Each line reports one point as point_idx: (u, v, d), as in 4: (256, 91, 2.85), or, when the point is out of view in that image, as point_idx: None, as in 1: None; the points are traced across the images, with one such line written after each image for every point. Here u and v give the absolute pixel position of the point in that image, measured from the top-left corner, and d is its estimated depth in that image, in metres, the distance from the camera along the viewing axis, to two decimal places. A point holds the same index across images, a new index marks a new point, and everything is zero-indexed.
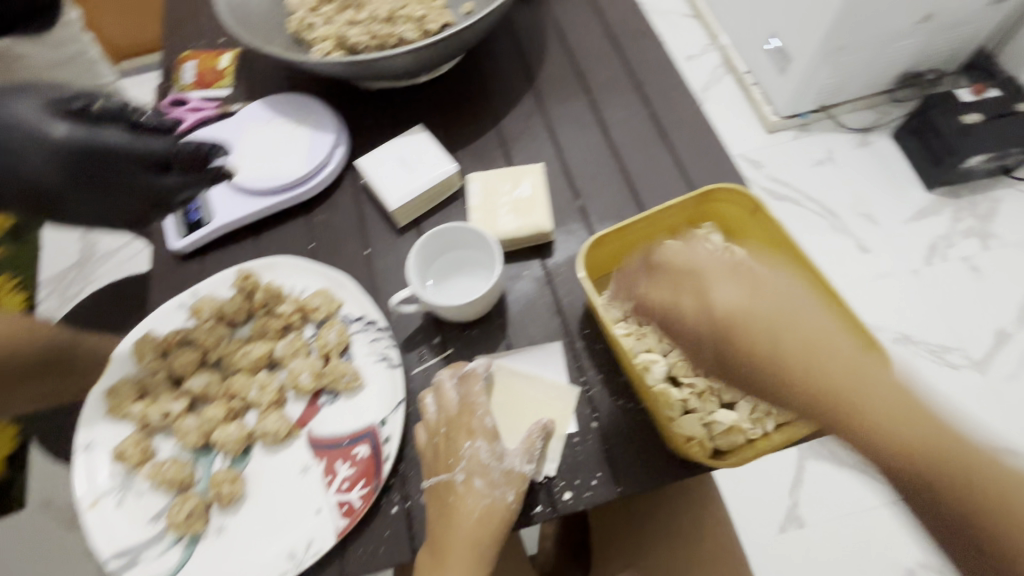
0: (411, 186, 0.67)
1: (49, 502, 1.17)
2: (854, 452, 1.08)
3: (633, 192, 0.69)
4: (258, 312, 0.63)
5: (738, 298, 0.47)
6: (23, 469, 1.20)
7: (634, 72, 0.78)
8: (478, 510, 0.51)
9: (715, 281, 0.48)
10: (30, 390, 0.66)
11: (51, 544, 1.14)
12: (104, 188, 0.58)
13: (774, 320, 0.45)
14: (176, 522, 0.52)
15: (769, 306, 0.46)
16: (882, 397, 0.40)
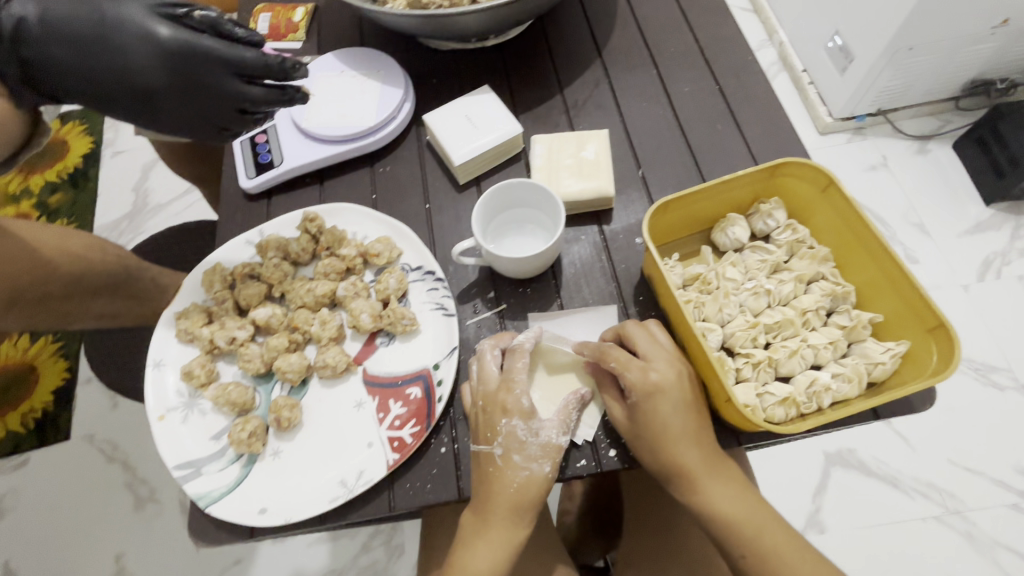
0: (476, 144, 0.68)
1: (90, 436, 1.23)
2: (883, 463, 1.05)
3: (696, 165, 0.69)
4: (322, 254, 0.65)
5: (665, 407, 0.50)
6: (68, 403, 1.26)
7: (703, 47, 0.77)
8: (515, 483, 0.51)
9: (659, 401, 0.50)
10: (104, 306, 0.71)
11: (89, 475, 1.20)
12: (195, 98, 0.57)
13: (674, 440, 0.49)
14: (239, 440, 0.55)
15: (676, 423, 0.50)
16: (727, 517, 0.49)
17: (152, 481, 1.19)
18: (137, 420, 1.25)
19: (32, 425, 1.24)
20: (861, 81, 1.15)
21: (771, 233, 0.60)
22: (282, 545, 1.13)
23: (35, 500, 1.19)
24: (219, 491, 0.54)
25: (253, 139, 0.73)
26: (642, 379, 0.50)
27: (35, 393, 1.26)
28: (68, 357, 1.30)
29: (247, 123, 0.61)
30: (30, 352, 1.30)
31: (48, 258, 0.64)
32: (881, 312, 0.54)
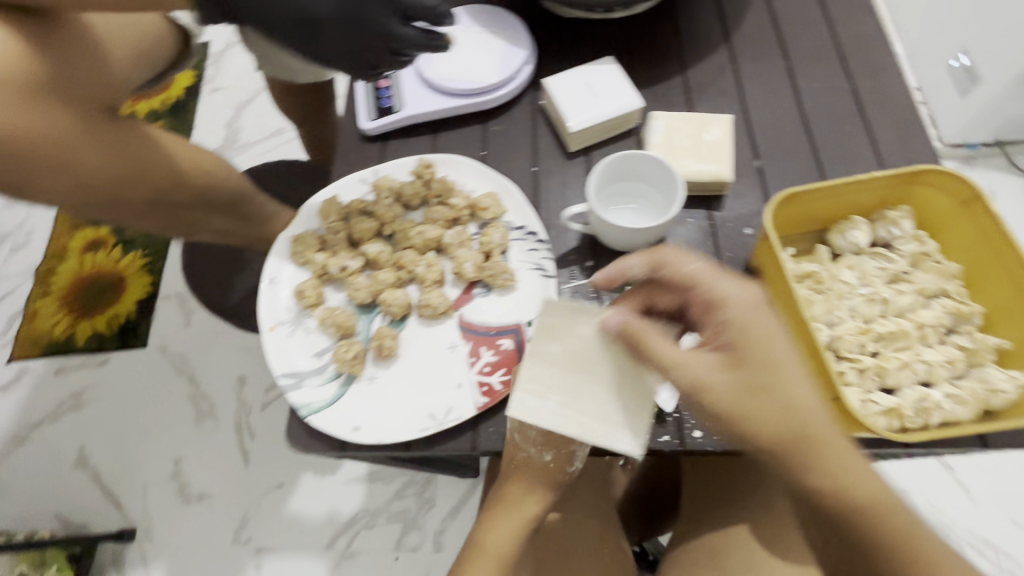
0: (595, 113, 0.68)
1: (164, 348, 1.33)
2: (938, 510, 1.00)
3: (817, 163, 0.67)
4: (431, 201, 0.68)
5: (771, 334, 0.42)
6: (149, 314, 1.36)
7: (839, 43, 0.74)
8: (516, 460, 0.55)
9: (761, 326, 0.43)
10: (219, 224, 0.76)
11: (160, 383, 1.30)
12: (356, 35, 0.57)
13: (787, 375, 0.41)
14: (343, 360, 0.59)
15: (783, 355, 0.42)
16: (861, 478, 0.40)
17: (212, 398, 1.28)
18: (207, 340, 1.33)
19: (114, 328, 1.34)
20: (981, 109, 1.08)
21: (894, 242, 0.57)
22: (322, 477, 1.20)
23: (110, 397, 1.29)
24: (319, 404, 0.57)
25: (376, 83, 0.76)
26: (748, 298, 0.44)
27: (121, 300, 1.37)
28: (152, 273, 1.40)
29: (394, 64, 0.62)
30: (120, 263, 1.41)
31: (186, 169, 0.68)
32: (1008, 339, 0.51)
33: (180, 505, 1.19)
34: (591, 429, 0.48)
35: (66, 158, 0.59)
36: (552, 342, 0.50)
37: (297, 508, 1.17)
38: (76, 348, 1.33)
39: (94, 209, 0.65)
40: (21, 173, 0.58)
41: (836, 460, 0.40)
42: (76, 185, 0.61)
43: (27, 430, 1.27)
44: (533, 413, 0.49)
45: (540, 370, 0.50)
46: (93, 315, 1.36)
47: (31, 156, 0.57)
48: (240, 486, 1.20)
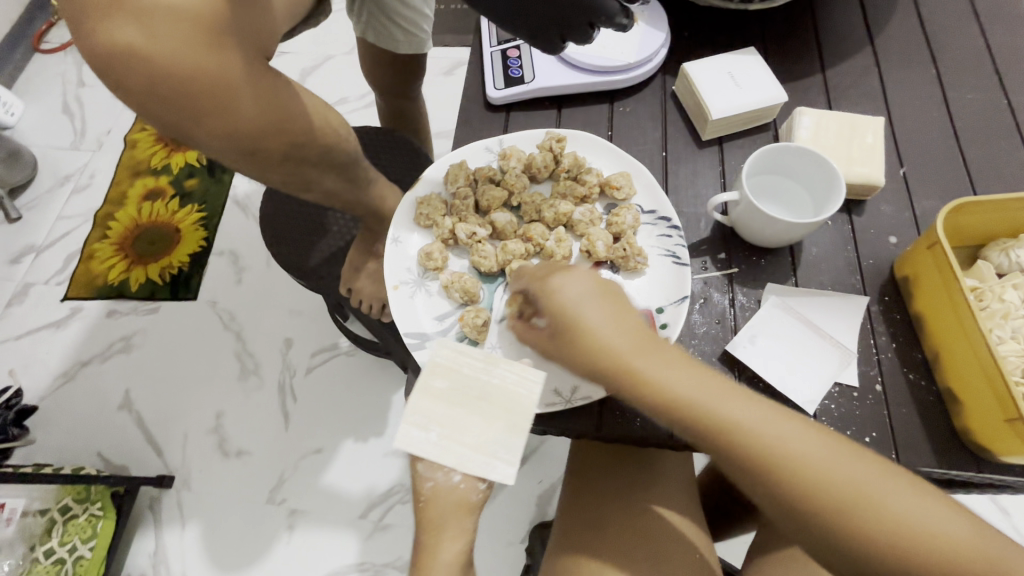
0: (738, 102, 0.66)
1: (214, 302, 1.34)
2: None
3: (968, 178, 0.64)
4: (560, 176, 0.66)
5: (594, 319, 0.48)
6: (200, 266, 1.37)
7: (992, 59, 0.71)
8: (426, 492, 0.55)
9: (580, 309, 0.48)
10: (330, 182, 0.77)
11: (207, 337, 1.31)
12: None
13: (617, 352, 0.46)
14: (472, 327, 0.57)
15: (611, 335, 0.47)
16: (728, 416, 0.43)
17: (258, 357, 1.28)
18: (258, 299, 1.34)
19: (167, 279, 1.36)
20: None
21: None
22: (363, 446, 1.20)
23: (159, 344, 1.30)
24: None
25: (505, 52, 0.74)
26: (565, 296, 0.49)
27: (175, 252, 1.39)
28: (206, 229, 1.41)
29: (584, 38, 0.55)
30: (177, 216, 1.43)
31: (320, 129, 0.69)
32: None
33: (219, 459, 1.19)
34: (468, 462, 0.49)
35: (235, 106, 0.59)
36: (437, 376, 0.51)
37: (335, 475, 1.17)
38: (129, 294, 1.34)
39: (231, 157, 0.66)
40: (186, 112, 0.58)
41: (693, 407, 0.43)
42: (231, 131, 0.61)
43: (75, 367, 1.28)
44: (419, 448, 0.50)
45: (425, 405, 0.50)
46: (146, 264, 1.37)
47: (203, 98, 0.57)
48: (279, 446, 1.19)
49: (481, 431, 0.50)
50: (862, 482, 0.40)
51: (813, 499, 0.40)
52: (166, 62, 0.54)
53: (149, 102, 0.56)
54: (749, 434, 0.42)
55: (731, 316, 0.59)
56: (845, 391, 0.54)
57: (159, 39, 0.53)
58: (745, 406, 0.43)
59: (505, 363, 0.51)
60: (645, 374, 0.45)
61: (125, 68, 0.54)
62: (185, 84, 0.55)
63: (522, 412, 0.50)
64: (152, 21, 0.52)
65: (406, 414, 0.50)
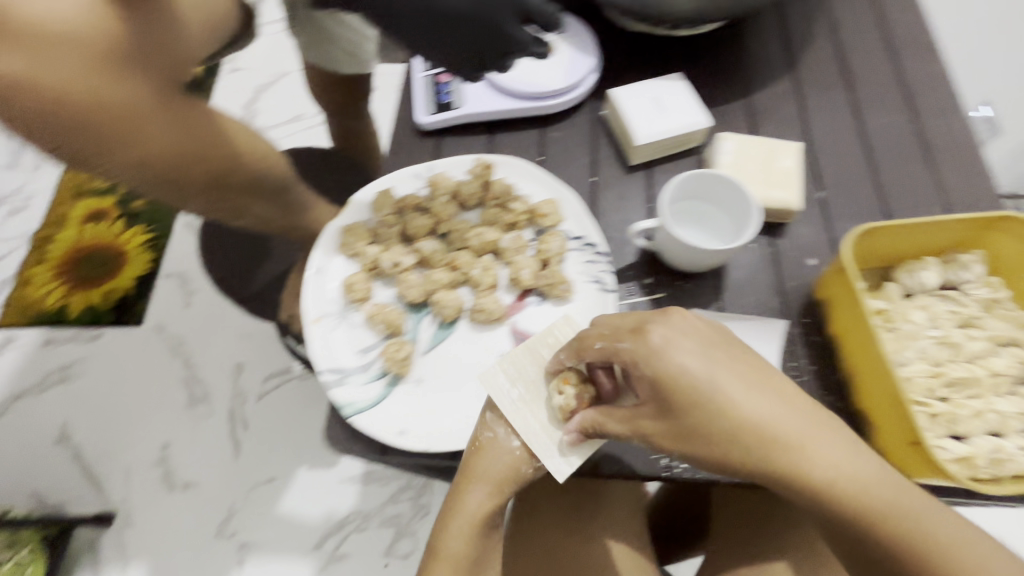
0: (662, 128, 0.67)
1: (160, 328, 1.27)
2: None
3: (881, 201, 0.66)
4: (489, 203, 0.66)
5: (686, 378, 0.42)
6: (147, 291, 1.31)
7: (905, 84, 0.74)
8: (480, 440, 0.52)
9: (673, 354, 0.42)
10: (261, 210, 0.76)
11: (151, 364, 1.24)
12: (470, 32, 0.51)
13: (721, 400, 0.41)
14: (393, 360, 0.56)
15: (712, 385, 0.41)
16: (835, 471, 0.40)
17: (208, 384, 1.22)
18: (206, 323, 1.27)
19: (110, 304, 1.29)
20: None
21: (964, 285, 0.56)
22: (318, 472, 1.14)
23: (100, 373, 1.23)
24: (363, 404, 0.55)
25: (435, 77, 0.74)
26: (664, 347, 0.43)
27: (120, 275, 1.31)
28: (153, 251, 1.35)
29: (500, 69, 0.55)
30: (121, 237, 1.35)
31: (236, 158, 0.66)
32: None
33: (164, 493, 1.12)
34: (533, 432, 0.51)
35: (137, 133, 0.56)
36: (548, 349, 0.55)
37: (286, 505, 1.11)
38: (68, 321, 1.27)
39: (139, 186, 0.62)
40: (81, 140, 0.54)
41: (800, 463, 0.40)
42: (135, 158, 0.58)
43: (5, 402, 1.20)
44: (498, 393, 0.52)
45: (523, 362, 0.54)
46: (87, 289, 1.30)
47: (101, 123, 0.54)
48: (228, 477, 1.13)
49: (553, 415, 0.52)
50: (947, 533, 0.39)
51: (904, 549, 0.39)
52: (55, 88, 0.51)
53: (46, 131, 0.53)
54: (848, 490, 0.40)
55: None
56: None
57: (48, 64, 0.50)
58: (842, 454, 0.40)
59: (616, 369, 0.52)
60: (753, 422, 0.41)
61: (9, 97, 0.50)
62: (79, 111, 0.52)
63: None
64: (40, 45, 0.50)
65: (503, 359, 0.54)
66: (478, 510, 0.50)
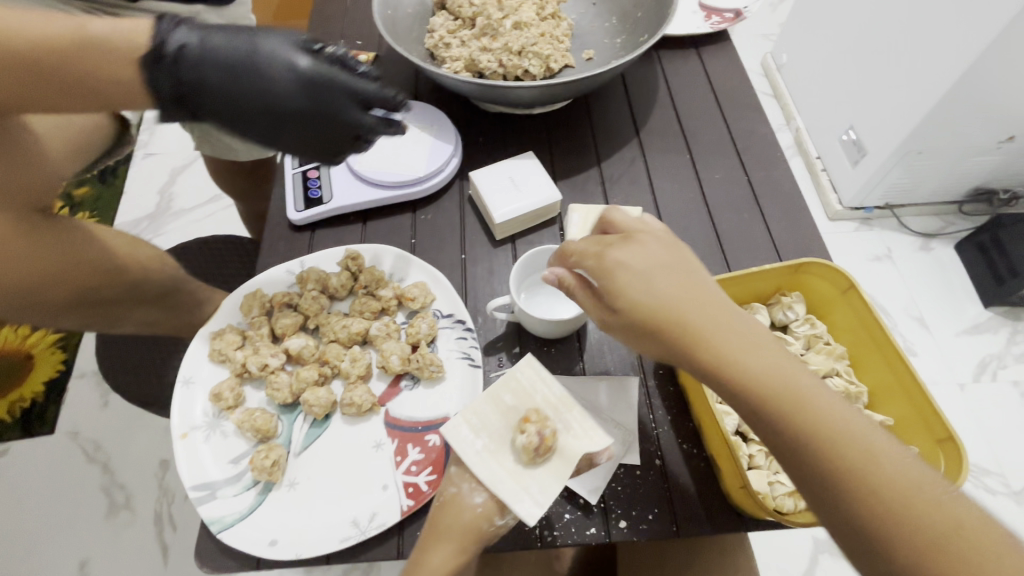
0: (517, 205, 0.72)
1: (74, 433, 1.13)
2: None
3: (722, 250, 0.73)
4: (359, 291, 0.68)
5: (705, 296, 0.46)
6: (60, 396, 1.17)
7: (735, 138, 0.83)
8: (446, 497, 0.51)
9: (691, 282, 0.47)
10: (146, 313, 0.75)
11: (65, 475, 1.09)
12: (320, 129, 0.53)
13: (662, 300, 0.44)
14: (259, 468, 0.55)
15: (659, 283, 0.45)
16: (765, 371, 0.42)
17: (131, 487, 1.08)
18: (125, 421, 1.14)
19: (16, 415, 1.14)
20: (872, 174, 1.24)
21: (790, 324, 0.63)
22: None
23: (6, 494, 1.08)
24: (231, 517, 0.54)
25: (305, 173, 0.77)
26: (616, 254, 0.47)
27: (27, 382, 1.18)
28: (65, 350, 1.22)
29: (357, 151, 0.57)
30: (29, 340, 1.23)
31: (102, 270, 0.67)
32: (891, 416, 0.56)
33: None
34: (499, 480, 0.49)
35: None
36: (506, 393, 0.53)
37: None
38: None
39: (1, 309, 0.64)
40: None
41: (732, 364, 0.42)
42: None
43: None
44: (461, 446, 0.51)
45: (486, 412, 0.52)
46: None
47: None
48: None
49: (520, 459, 0.50)
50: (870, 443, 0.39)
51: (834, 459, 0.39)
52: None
53: None
54: (770, 386, 0.41)
55: None
56: (630, 469, 0.58)
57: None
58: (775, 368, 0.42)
59: (582, 410, 0.52)
60: (689, 320, 0.43)
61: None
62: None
63: (569, 457, 0.50)
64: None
65: (465, 410, 0.52)
66: (442, 568, 0.49)
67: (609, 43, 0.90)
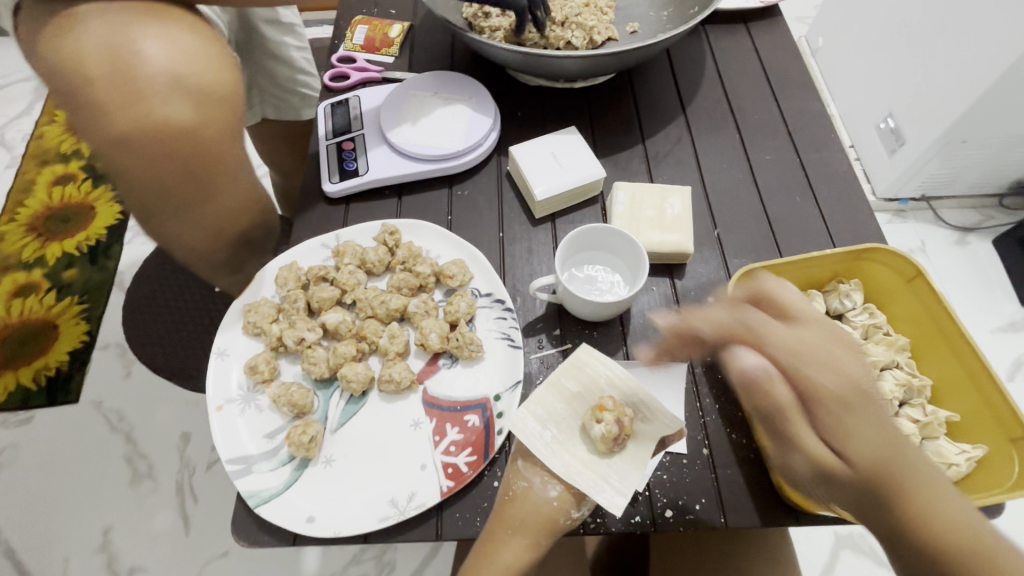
0: (560, 181, 0.69)
1: (98, 403, 1.14)
2: None
3: (771, 235, 0.69)
4: (396, 267, 0.66)
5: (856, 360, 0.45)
6: (84, 366, 1.17)
7: (785, 118, 0.79)
8: (516, 492, 0.50)
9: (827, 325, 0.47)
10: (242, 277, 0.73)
11: (90, 445, 1.10)
12: None
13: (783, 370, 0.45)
14: (297, 443, 0.54)
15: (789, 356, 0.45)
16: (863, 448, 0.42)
17: (153, 457, 1.09)
18: (149, 392, 1.15)
19: (42, 383, 1.15)
20: (909, 164, 1.19)
21: (847, 313, 0.60)
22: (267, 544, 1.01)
23: (33, 460, 1.09)
24: (269, 492, 0.53)
25: (340, 145, 0.75)
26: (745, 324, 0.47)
27: (51, 351, 1.18)
28: (89, 321, 1.22)
29: None
30: (54, 309, 1.23)
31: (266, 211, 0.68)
32: (956, 412, 0.53)
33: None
34: (573, 470, 0.49)
35: (218, 178, 0.58)
36: (570, 378, 0.53)
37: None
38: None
39: (163, 221, 0.59)
40: (161, 170, 0.54)
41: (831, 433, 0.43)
42: (219, 201, 0.59)
43: None
44: (530, 439, 0.51)
45: (551, 401, 0.52)
46: (15, 368, 1.16)
47: (183, 163, 0.54)
48: (176, 558, 1.01)
49: (596, 448, 0.50)
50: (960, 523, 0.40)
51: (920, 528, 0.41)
52: (161, 122, 0.52)
53: (155, 166, 0.53)
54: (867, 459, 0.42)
55: None
56: (676, 458, 0.56)
57: (166, 103, 0.52)
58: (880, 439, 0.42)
59: (647, 393, 0.51)
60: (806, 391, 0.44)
61: (109, 110, 0.50)
62: (169, 145, 0.53)
63: (645, 443, 0.50)
64: (161, 86, 0.51)
65: (530, 401, 0.52)
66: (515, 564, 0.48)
67: (654, 16, 0.85)
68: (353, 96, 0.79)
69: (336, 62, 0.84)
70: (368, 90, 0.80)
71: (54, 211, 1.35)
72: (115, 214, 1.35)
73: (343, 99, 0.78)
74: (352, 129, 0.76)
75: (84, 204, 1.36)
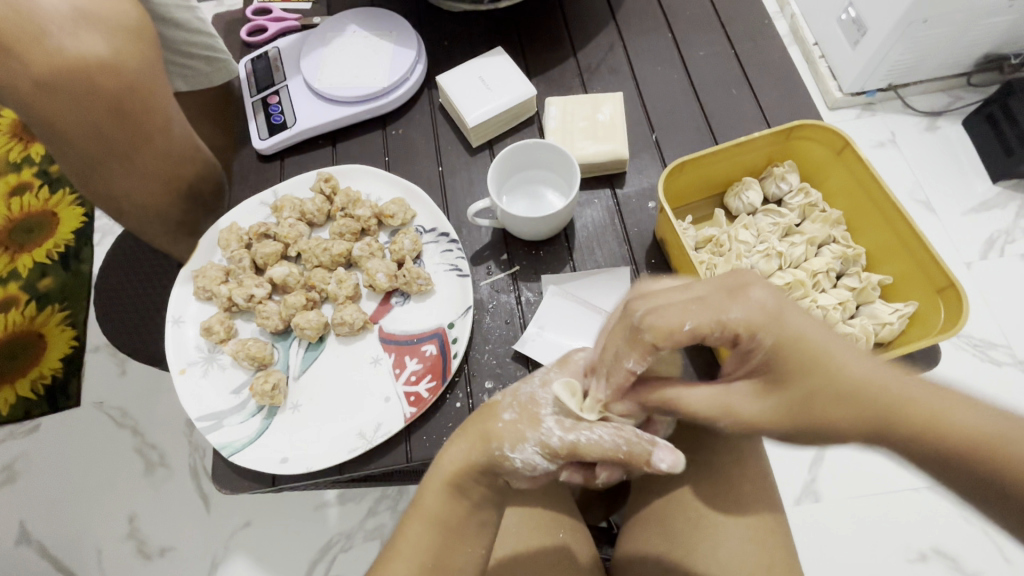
0: (490, 105, 0.68)
1: (99, 403, 1.16)
2: None
3: (711, 131, 0.69)
4: (337, 215, 0.66)
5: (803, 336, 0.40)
6: (78, 370, 1.18)
7: (719, 10, 0.76)
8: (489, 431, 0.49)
9: (791, 320, 0.40)
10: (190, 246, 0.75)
11: (98, 442, 1.13)
12: None
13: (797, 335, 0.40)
14: (260, 392, 0.56)
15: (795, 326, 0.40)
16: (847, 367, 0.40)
17: (163, 446, 1.12)
18: (145, 387, 1.16)
19: (41, 392, 1.17)
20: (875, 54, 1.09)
21: (784, 197, 0.60)
22: (282, 509, 1.05)
23: (46, 463, 1.12)
24: (241, 441, 0.55)
25: (265, 99, 0.73)
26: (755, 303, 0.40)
27: (43, 360, 1.19)
28: (74, 326, 1.22)
29: None
30: (37, 320, 1.23)
31: (207, 155, 0.71)
32: (889, 274, 0.55)
33: (141, 565, 1.04)
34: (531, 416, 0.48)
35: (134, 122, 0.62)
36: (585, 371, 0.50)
37: (262, 547, 1.03)
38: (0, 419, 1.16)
39: (108, 171, 0.63)
40: (89, 112, 0.58)
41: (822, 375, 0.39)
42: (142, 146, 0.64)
43: None
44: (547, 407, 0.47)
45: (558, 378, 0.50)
46: (11, 382, 1.18)
47: (107, 99, 0.59)
48: (200, 533, 1.05)
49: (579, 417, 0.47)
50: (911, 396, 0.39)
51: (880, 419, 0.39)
52: (76, 58, 0.56)
53: (72, 112, 0.58)
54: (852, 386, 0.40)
55: (519, 313, 0.61)
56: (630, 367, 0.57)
57: (72, 39, 0.56)
58: (848, 362, 0.40)
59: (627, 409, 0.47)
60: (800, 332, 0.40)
61: (17, 54, 0.53)
62: (90, 81, 0.57)
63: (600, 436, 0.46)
64: (63, 21, 0.56)
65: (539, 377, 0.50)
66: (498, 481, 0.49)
67: None
68: (270, 47, 0.76)
69: (252, 15, 0.80)
70: (285, 39, 0.77)
71: (17, 222, 1.33)
72: (79, 217, 1.32)
73: (260, 52, 0.76)
74: (276, 82, 0.74)
75: (45, 211, 1.33)
